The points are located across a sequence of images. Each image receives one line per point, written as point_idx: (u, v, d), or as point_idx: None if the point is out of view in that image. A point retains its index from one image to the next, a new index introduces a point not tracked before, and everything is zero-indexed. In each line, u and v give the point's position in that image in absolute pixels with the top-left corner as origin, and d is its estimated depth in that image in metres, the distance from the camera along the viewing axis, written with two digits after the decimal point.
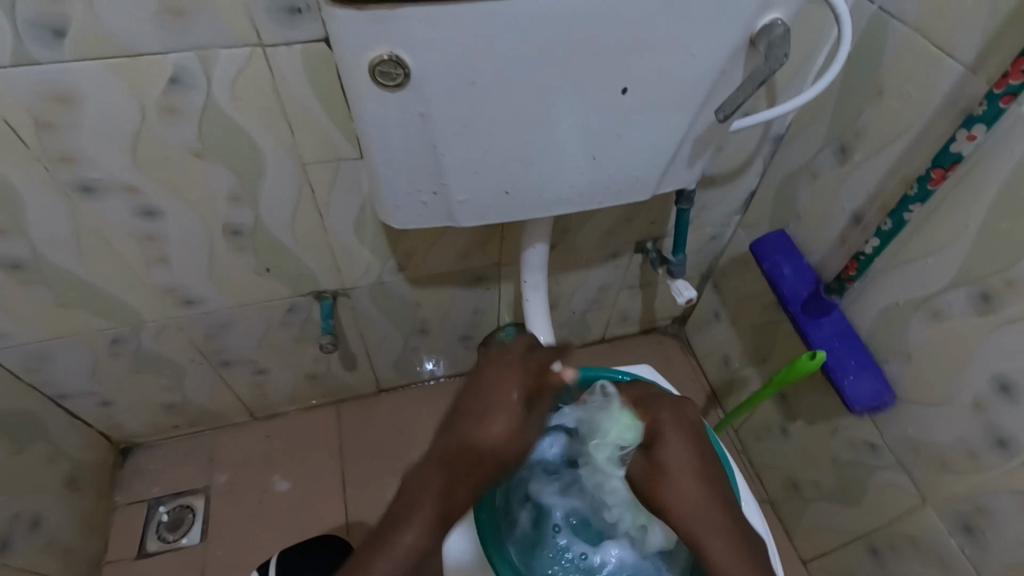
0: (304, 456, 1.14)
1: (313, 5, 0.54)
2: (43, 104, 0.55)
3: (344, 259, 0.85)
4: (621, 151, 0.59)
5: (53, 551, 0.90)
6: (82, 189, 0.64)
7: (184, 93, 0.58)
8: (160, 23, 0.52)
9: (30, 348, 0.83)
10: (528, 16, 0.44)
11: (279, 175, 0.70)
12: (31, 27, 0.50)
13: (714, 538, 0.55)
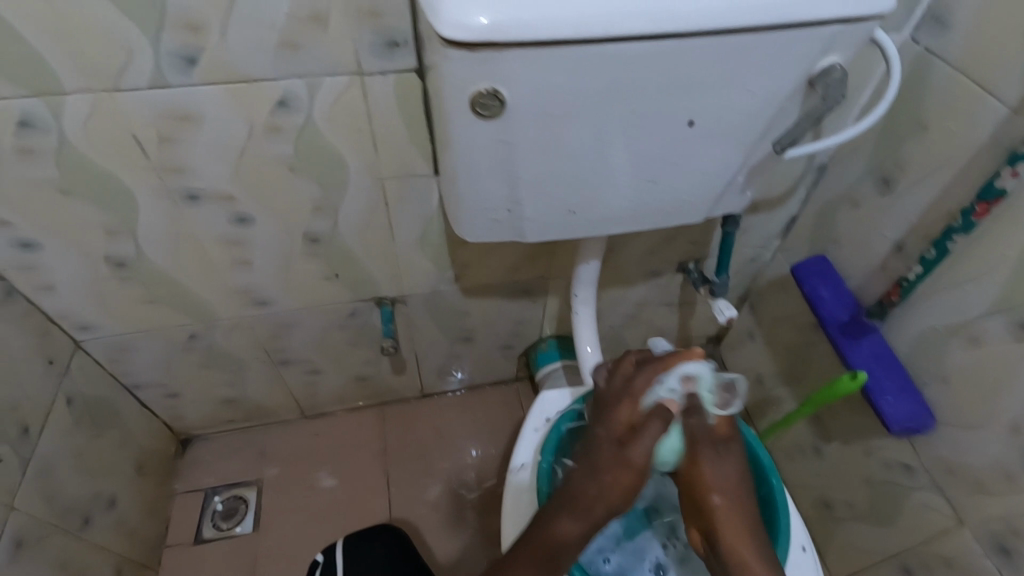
0: (349, 454, 1.19)
1: (409, 39, 0.61)
2: (167, 121, 0.62)
3: (405, 269, 0.91)
4: (682, 178, 0.64)
5: (122, 531, 0.97)
6: (187, 197, 0.71)
7: (288, 114, 0.65)
8: (277, 54, 0.59)
9: (117, 339, 0.90)
10: (613, 59, 0.50)
11: (358, 189, 0.76)
12: (169, 55, 0.57)
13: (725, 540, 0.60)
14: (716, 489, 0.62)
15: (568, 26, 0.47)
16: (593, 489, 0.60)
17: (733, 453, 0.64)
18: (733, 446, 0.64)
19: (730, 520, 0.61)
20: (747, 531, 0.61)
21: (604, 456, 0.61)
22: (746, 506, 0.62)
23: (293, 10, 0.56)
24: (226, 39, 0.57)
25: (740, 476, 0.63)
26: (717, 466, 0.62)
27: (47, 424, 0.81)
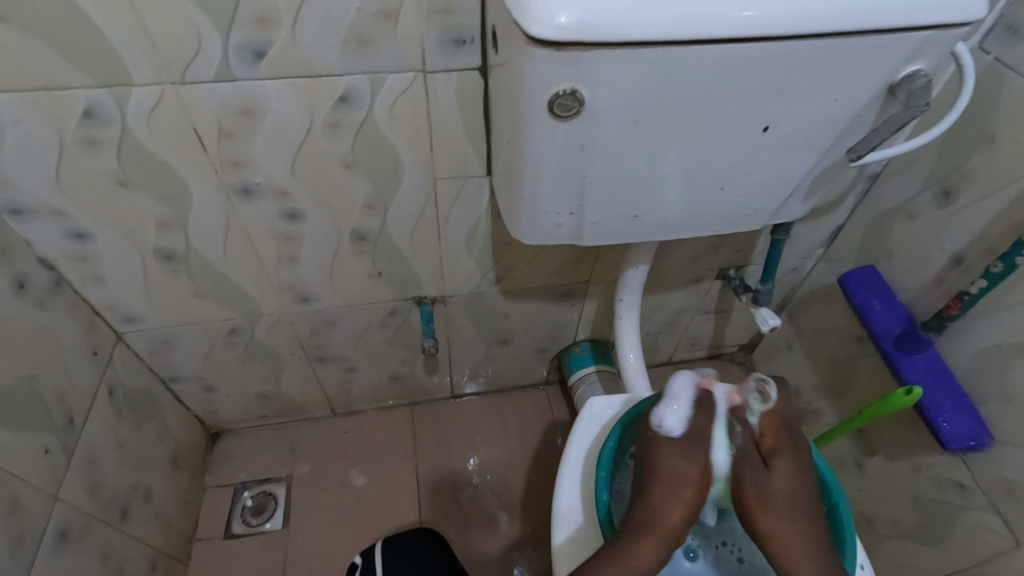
0: (380, 454, 1.19)
1: (476, 37, 0.60)
2: (231, 115, 0.62)
3: (449, 269, 0.90)
4: (749, 185, 0.62)
5: (157, 524, 0.97)
6: (242, 191, 0.71)
7: (350, 111, 0.64)
8: (346, 50, 0.59)
9: (159, 331, 0.90)
10: (696, 61, 0.49)
11: (411, 188, 0.75)
12: (238, 48, 0.56)
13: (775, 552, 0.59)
14: (771, 519, 0.59)
15: (656, 27, 0.46)
16: (670, 518, 0.59)
17: (786, 476, 0.62)
18: (784, 467, 0.62)
19: (798, 555, 0.58)
20: (817, 566, 0.57)
21: (681, 485, 0.60)
22: (817, 539, 0.59)
23: (365, 5, 0.56)
24: (296, 33, 0.56)
25: (798, 503, 0.60)
26: (767, 492, 0.60)
27: (91, 415, 0.81)
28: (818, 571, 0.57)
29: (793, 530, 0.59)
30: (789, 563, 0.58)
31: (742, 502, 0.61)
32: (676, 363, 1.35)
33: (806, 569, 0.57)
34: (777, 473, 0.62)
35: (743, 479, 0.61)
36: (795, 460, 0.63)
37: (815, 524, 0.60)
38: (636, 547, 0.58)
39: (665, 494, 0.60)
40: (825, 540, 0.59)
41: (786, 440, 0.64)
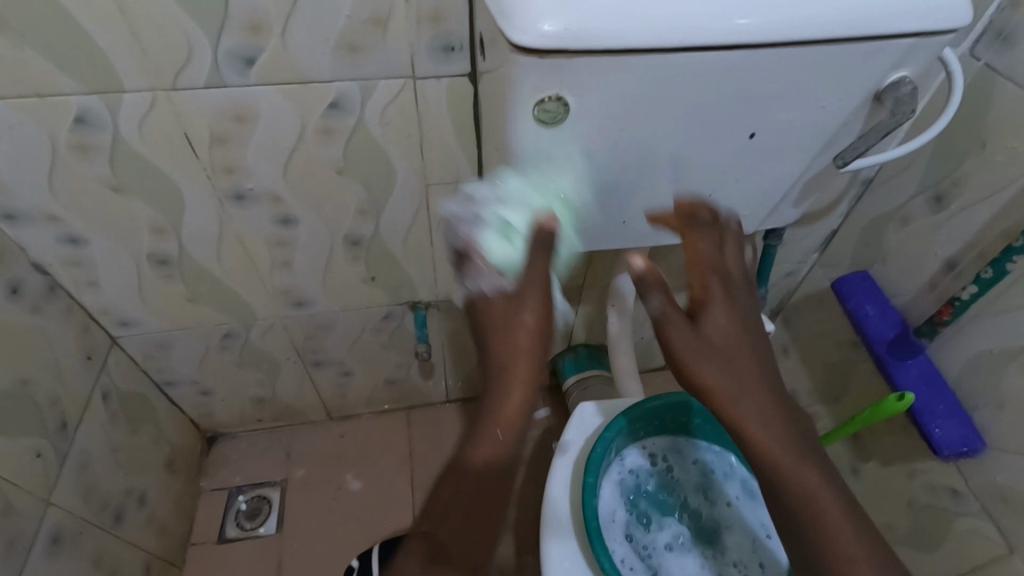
0: (375, 457, 1.19)
1: (465, 44, 0.60)
2: (223, 121, 0.62)
3: (443, 273, 0.90)
4: (738, 190, 0.63)
5: (152, 528, 0.97)
6: (235, 197, 0.71)
7: (341, 117, 0.65)
8: (336, 56, 0.59)
9: (153, 336, 0.90)
10: (683, 68, 0.49)
11: (404, 192, 0.75)
12: (228, 55, 0.57)
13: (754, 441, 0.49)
14: (708, 372, 0.50)
15: (641, 35, 0.46)
16: (515, 414, 0.53)
17: (728, 321, 0.52)
18: (728, 317, 0.52)
19: (753, 424, 0.50)
20: (773, 430, 0.50)
21: (519, 383, 0.53)
22: (771, 401, 0.50)
23: (354, 13, 0.56)
24: (286, 40, 0.57)
25: (738, 356, 0.51)
26: (711, 348, 0.51)
27: (84, 419, 0.81)
28: (778, 436, 0.49)
29: (745, 396, 0.50)
30: (745, 433, 0.50)
31: (673, 354, 0.52)
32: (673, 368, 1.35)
33: (769, 439, 0.49)
34: (719, 329, 0.51)
35: (674, 338, 0.51)
36: (736, 310, 0.52)
37: (772, 383, 0.51)
38: (482, 450, 0.54)
39: (505, 392, 0.53)
40: (780, 393, 0.51)
41: (733, 291, 0.53)
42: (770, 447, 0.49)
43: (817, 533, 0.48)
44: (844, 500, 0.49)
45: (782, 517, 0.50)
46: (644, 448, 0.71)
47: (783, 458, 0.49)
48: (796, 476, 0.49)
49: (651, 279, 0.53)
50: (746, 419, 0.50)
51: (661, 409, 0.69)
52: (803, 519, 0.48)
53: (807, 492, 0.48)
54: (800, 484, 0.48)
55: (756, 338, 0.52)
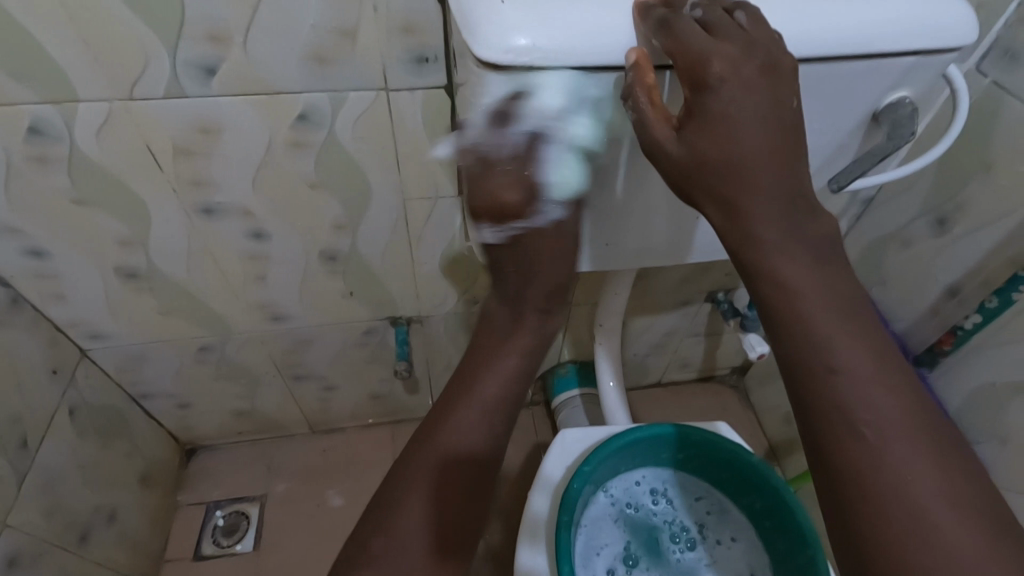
0: (359, 473, 1.16)
1: (441, 56, 0.57)
2: (185, 132, 0.59)
3: (425, 289, 0.87)
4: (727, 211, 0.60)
5: (123, 545, 0.94)
6: (204, 210, 0.68)
7: (311, 129, 0.62)
8: (302, 67, 0.56)
9: (125, 349, 0.87)
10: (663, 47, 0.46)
11: (382, 207, 0.72)
12: (188, 65, 0.54)
13: (842, 384, 0.38)
14: (790, 265, 0.40)
15: (616, 51, 0.44)
16: (485, 419, 0.54)
17: (765, 123, 0.40)
18: (769, 134, 0.40)
19: (817, 313, 0.40)
20: (848, 336, 0.39)
21: (494, 394, 0.55)
22: (841, 302, 0.40)
23: (320, 23, 0.53)
24: (248, 50, 0.54)
25: (797, 210, 0.41)
26: (749, 187, 0.40)
27: (48, 436, 0.78)
28: (849, 343, 0.39)
29: (807, 271, 0.40)
30: (809, 325, 0.40)
31: (684, 179, 0.42)
32: (667, 385, 1.31)
33: (853, 361, 0.39)
34: (742, 135, 0.40)
35: (668, 150, 0.42)
36: (783, 126, 0.41)
37: (844, 286, 0.41)
38: (450, 456, 0.53)
39: (477, 406, 0.55)
40: (855, 295, 0.41)
41: (752, 73, 0.40)
42: (839, 348, 0.39)
43: (875, 465, 0.37)
44: (919, 429, 0.38)
45: (836, 437, 0.38)
46: (637, 484, 0.67)
47: (860, 369, 0.39)
48: (867, 386, 0.38)
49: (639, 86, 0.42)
50: (804, 296, 0.40)
51: (648, 441, 0.65)
52: (843, 440, 0.38)
53: (851, 421, 0.38)
54: (860, 397, 0.38)
55: (822, 217, 0.42)
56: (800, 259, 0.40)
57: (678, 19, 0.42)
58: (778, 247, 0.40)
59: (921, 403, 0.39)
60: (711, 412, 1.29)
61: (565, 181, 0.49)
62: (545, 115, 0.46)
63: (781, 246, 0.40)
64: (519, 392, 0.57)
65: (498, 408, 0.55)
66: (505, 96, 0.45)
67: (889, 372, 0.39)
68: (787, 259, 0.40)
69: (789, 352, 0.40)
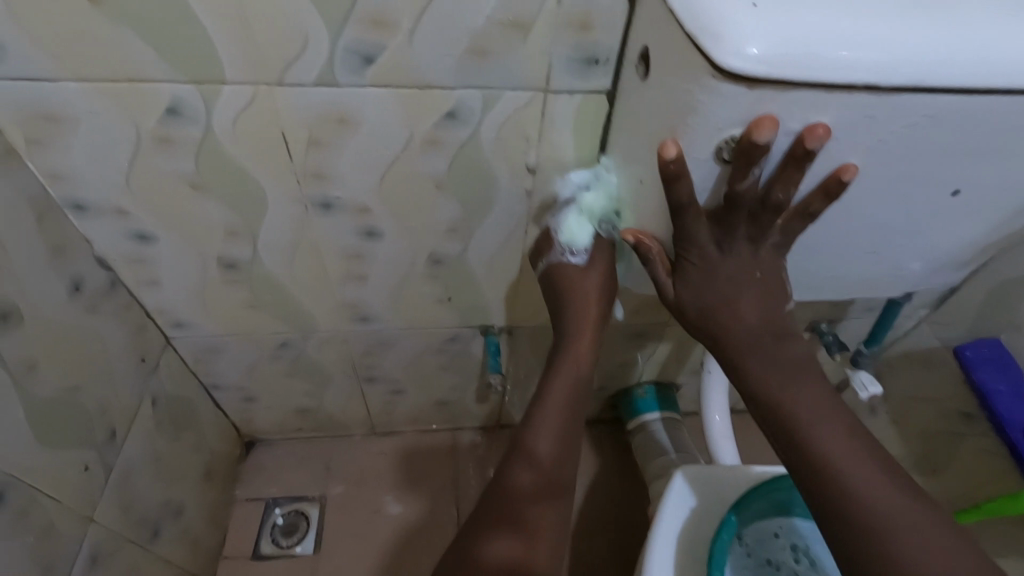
0: (419, 480, 1.11)
1: (612, 58, 0.53)
2: (323, 124, 0.55)
3: (524, 300, 0.82)
4: (906, 248, 0.56)
5: (186, 542, 0.91)
6: (321, 206, 0.64)
7: (454, 128, 0.57)
8: (463, 62, 0.51)
9: (207, 339, 0.83)
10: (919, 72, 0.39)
11: (502, 214, 0.68)
12: (346, 52, 0.50)
13: (823, 462, 0.46)
14: (760, 372, 0.50)
15: (874, 66, 0.38)
16: (557, 434, 0.58)
17: (741, 284, 0.50)
18: (750, 288, 0.50)
19: (806, 419, 0.48)
20: (827, 433, 0.47)
21: (563, 401, 0.59)
22: (824, 412, 0.48)
23: (495, 14, 0.49)
24: (413, 38, 0.49)
25: (769, 345, 0.51)
26: (735, 322, 0.51)
27: (132, 427, 0.75)
28: (831, 436, 0.47)
29: (781, 382, 0.50)
30: (798, 427, 0.48)
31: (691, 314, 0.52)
32: (738, 412, 1.26)
33: (828, 443, 0.47)
34: (732, 292, 0.50)
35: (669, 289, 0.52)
36: (760, 277, 0.50)
37: (820, 397, 0.49)
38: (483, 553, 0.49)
39: (545, 413, 0.58)
40: (832, 405, 0.49)
41: (718, 249, 0.49)
42: (821, 440, 0.47)
43: (869, 532, 0.44)
44: (899, 489, 0.45)
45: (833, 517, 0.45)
46: (776, 537, 0.61)
47: (840, 447, 0.47)
48: (852, 469, 0.46)
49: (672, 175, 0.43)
50: (786, 402, 0.49)
51: (795, 491, 0.59)
52: (837, 504, 0.45)
53: (840, 489, 0.45)
54: (847, 485, 0.45)
55: (791, 344, 0.52)
56: (774, 373, 0.50)
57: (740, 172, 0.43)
58: (756, 359, 0.51)
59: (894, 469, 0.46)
60: None
61: (571, 233, 0.62)
62: (590, 198, 0.61)
63: (758, 359, 0.51)
64: (580, 406, 0.60)
65: (569, 415, 0.59)
66: (575, 181, 0.62)
67: (858, 451, 0.47)
68: (767, 372, 0.50)
69: (792, 454, 0.48)
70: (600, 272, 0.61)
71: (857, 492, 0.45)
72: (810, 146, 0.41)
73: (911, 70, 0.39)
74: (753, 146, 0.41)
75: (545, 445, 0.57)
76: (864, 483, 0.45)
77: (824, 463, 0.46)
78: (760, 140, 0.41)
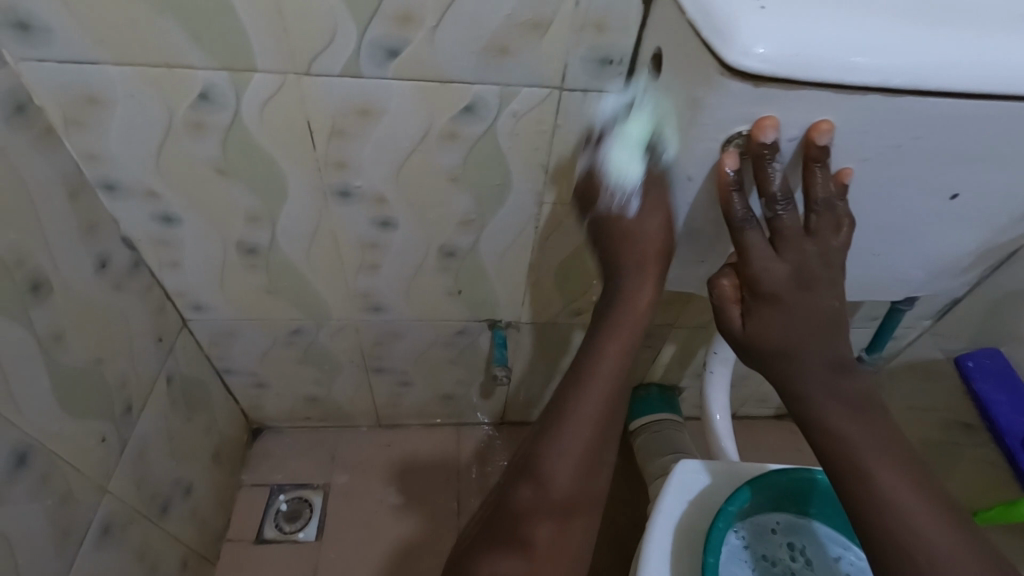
0: (421, 473, 1.13)
1: (625, 59, 0.55)
2: (347, 114, 0.58)
3: (532, 296, 0.84)
4: (908, 252, 0.57)
5: (193, 521, 0.93)
6: (340, 194, 0.66)
7: (472, 122, 0.60)
8: (484, 59, 0.54)
9: (223, 323, 0.86)
10: (917, 79, 0.41)
11: (515, 209, 0.70)
12: (371, 45, 0.52)
13: (890, 511, 0.43)
14: (828, 408, 0.46)
15: (875, 71, 0.41)
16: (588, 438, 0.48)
17: (809, 320, 0.47)
18: (817, 323, 0.47)
19: (869, 454, 0.45)
20: (889, 470, 0.44)
21: (613, 380, 0.49)
22: (886, 446, 0.45)
23: (515, 13, 0.51)
24: (436, 34, 0.52)
25: (837, 379, 0.47)
26: (800, 359, 0.47)
27: (148, 404, 0.77)
28: (893, 474, 0.44)
29: (850, 420, 0.46)
30: (866, 474, 0.44)
31: (753, 349, 0.49)
32: (740, 418, 1.27)
33: (898, 491, 0.44)
34: (799, 324, 0.47)
35: (732, 321, 0.50)
36: (825, 315, 0.47)
37: (887, 432, 0.46)
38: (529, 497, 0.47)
39: (586, 399, 0.48)
40: (900, 445, 0.46)
41: (786, 280, 0.46)
42: (884, 480, 0.44)
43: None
44: (969, 542, 0.42)
45: (883, 555, 0.43)
46: (773, 532, 0.62)
47: (905, 495, 0.44)
48: (920, 523, 0.43)
49: (729, 186, 0.46)
50: (855, 444, 0.45)
51: (793, 488, 0.61)
52: (903, 561, 0.42)
53: (908, 543, 0.42)
54: (909, 536, 0.43)
55: (858, 377, 0.48)
56: (842, 411, 0.46)
57: (770, 164, 0.45)
58: (821, 399, 0.47)
59: (959, 521, 0.44)
60: (787, 450, 1.23)
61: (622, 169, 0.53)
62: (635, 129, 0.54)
63: (824, 399, 0.47)
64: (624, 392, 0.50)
65: (602, 428, 0.49)
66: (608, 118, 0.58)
67: (928, 499, 0.44)
68: (834, 411, 0.46)
69: (848, 487, 0.45)
70: (663, 212, 0.51)
71: (924, 546, 0.42)
72: (819, 142, 0.44)
73: (908, 78, 0.41)
74: (761, 147, 0.44)
75: (574, 439, 0.48)
76: (929, 535, 0.42)
77: (892, 510, 0.43)
78: (764, 141, 0.44)
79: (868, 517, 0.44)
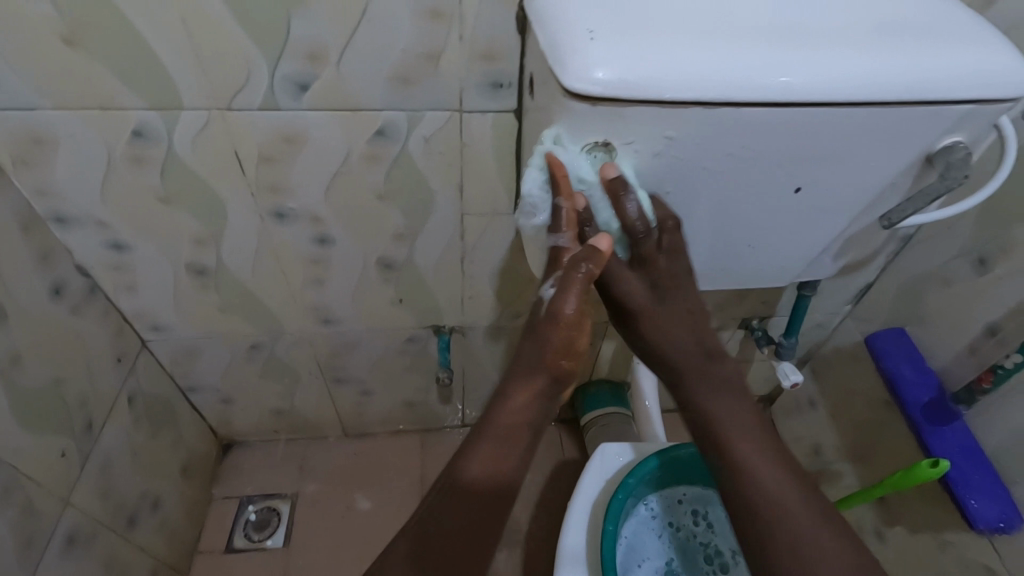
0: (386, 478, 1.18)
1: (514, 82, 0.62)
2: (271, 141, 0.64)
3: (471, 301, 0.90)
4: (778, 241, 0.64)
5: (163, 532, 0.97)
6: (277, 215, 0.73)
7: (386, 144, 0.66)
8: (388, 87, 0.60)
9: (182, 341, 0.91)
10: (733, 91, 0.48)
11: (441, 220, 0.76)
12: (283, 80, 0.59)
13: (755, 490, 0.48)
14: (702, 399, 0.53)
15: (696, 85, 0.47)
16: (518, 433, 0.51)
17: (679, 321, 0.54)
18: (683, 328, 0.54)
19: (738, 439, 0.50)
20: (755, 454, 0.49)
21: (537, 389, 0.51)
22: (755, 434, 0.51)
23: (410, 47, 0.58)
24: (341, 67, 0.58)
25: (712, 376, 0.53)
26: (675, 359, 0.54)
27: (109, 419, 0.82)
28: (759, 458, 0.49)
29: (722, 410, 0.52)
30: (735, 458, 0.50)
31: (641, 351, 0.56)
32: None
33: (762, 471, 0.49)
34: (670, 330, 0.54)
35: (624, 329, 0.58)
36: (694, 319, 0.54)
37: (755, 421, 0.51)
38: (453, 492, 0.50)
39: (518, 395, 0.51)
40: (767, 433, 0.51)
41: (650, 292, 0.54)
42: (749, 462, 0.49)
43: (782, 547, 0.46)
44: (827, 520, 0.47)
45: (750, 530, 0.48)
46: (679, 502, 0.68)
47: (768, 476, 0.49)
48: (782, 500, 0.47)
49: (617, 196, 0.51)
50: (726, 433, 0.51)
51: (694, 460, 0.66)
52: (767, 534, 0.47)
53: (769, 519, 0.47)
54: (771, 513, 0.47)
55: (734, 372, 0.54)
56: (715, 401, 0.52)
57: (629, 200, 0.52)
58: (697, 392, 0.53)
59: (818, 499, 0.48)
60: None
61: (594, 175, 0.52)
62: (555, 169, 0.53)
63: (700, 392, 0.53)
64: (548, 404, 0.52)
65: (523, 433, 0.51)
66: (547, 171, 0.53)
67: (792, 479, 0.49)
68: (709, 402, 0.52)
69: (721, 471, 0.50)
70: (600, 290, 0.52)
71: (783, 521, 0.47)
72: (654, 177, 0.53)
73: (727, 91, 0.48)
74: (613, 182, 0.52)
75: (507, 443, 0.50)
76: (790, 512, 0.47)
77: (757, 487, 0.48)
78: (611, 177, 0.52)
79: (736, 497, 0.49)
